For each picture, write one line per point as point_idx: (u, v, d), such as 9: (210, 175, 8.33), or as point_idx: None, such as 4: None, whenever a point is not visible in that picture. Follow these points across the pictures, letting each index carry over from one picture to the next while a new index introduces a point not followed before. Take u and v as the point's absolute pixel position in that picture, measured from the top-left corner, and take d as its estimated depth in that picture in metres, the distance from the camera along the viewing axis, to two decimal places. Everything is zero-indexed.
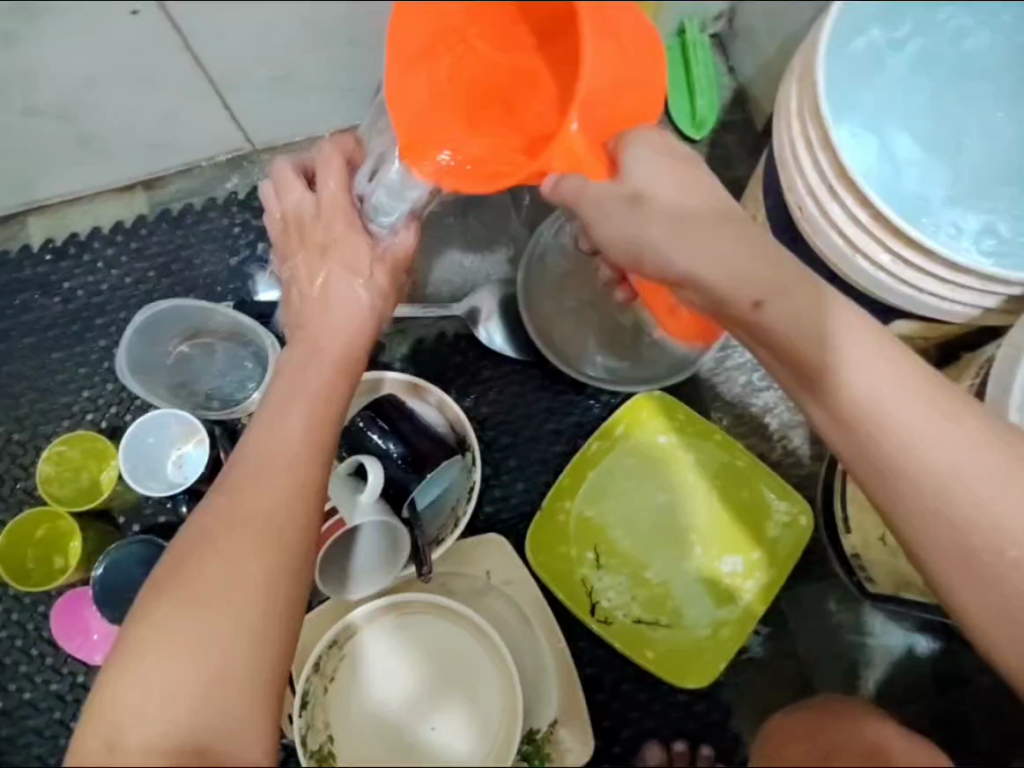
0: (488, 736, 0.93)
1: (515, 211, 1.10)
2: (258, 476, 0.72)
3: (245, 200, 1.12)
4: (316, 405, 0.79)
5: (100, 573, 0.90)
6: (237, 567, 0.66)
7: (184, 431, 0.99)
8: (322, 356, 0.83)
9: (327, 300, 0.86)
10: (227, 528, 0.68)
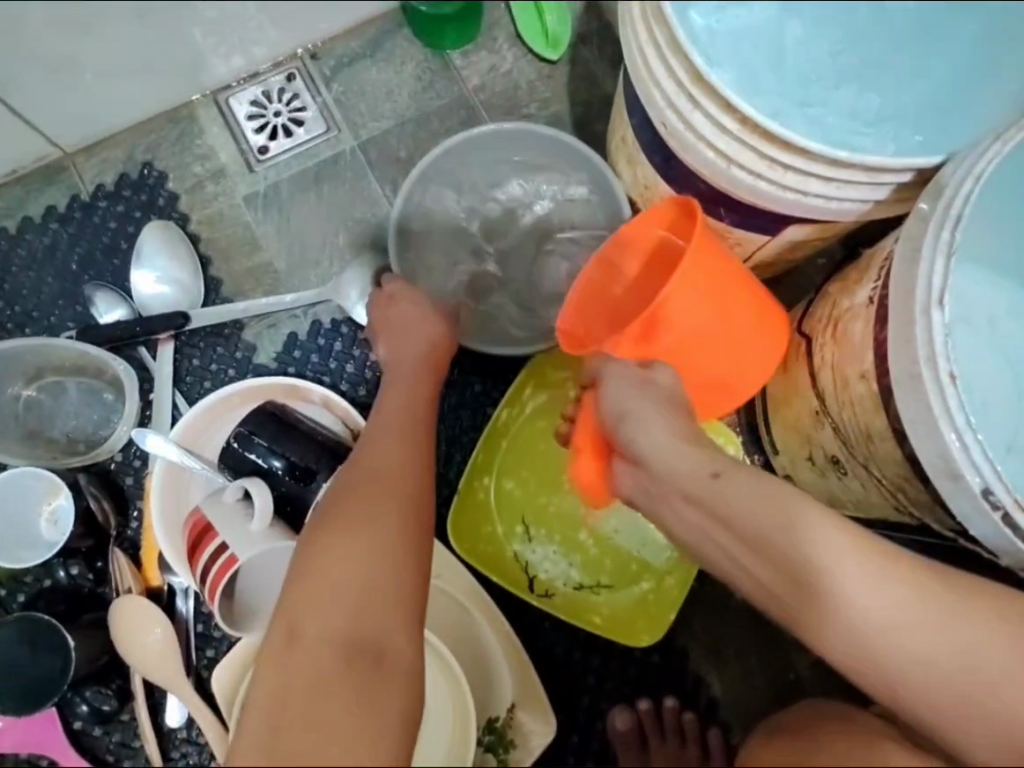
0: (443, 735, 0.89)
1: (373, 173, 1.01)
2: (382, 435, 0.70)
3: (67, 212, 0.98)
4: (423, 354, 0.80)
5: None
6: (385, 488, 0.64)
7: (47, 489, 0.89)
8: (417, 343, 0.81)
9: (407, 326, 0.82)
10: (366, 464, 0.66)
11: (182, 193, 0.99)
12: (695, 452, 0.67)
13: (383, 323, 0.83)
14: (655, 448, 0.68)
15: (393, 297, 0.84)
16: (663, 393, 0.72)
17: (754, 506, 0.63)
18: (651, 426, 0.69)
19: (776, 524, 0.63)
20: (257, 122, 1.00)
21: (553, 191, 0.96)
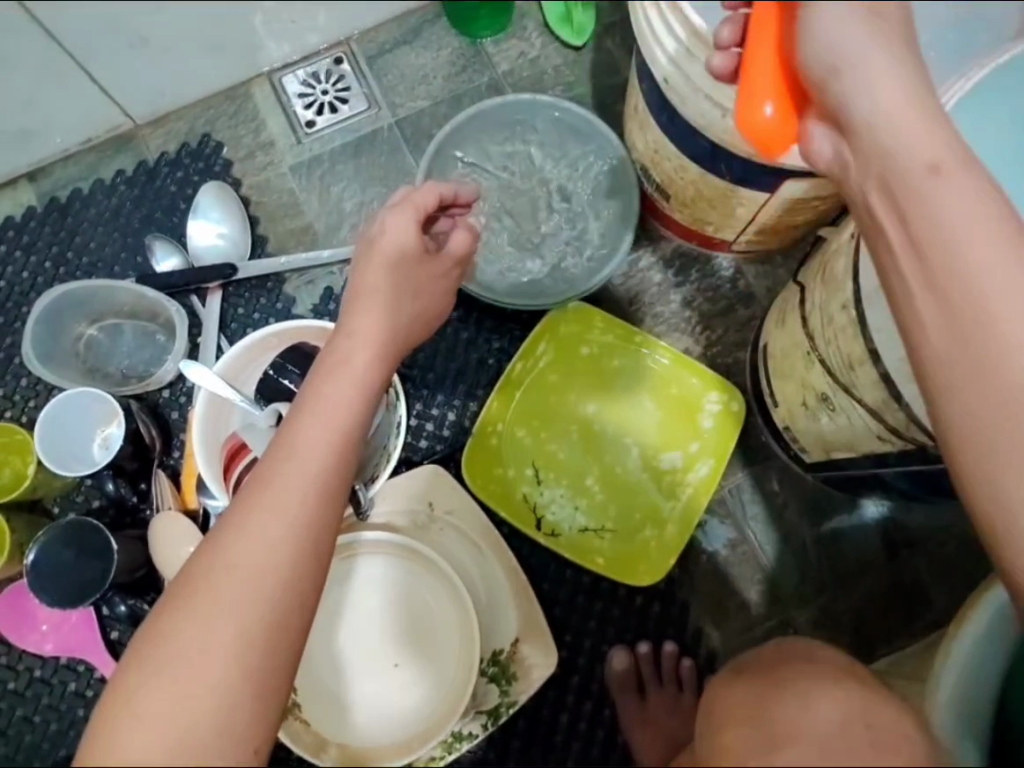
0: (447, 670, 0.94)
1: (408, 149, 1.12)
2: (262, 503, 0.60)
3: (133, 176, 1.09)
4: (356, 379, 0.69)
5: (30, 558, 0.87)
6: (225, 603, 0.55)
7: (103, 414, 0.96)
8: (354, 355, 0.70)
9: (369, 303, 0.72)
10: (219, 555, 0.57)
11: (236, 161, 1.11)
12: (911, 108, 0.56)
13: (376, 268, 0.74)
14: (885, 111, 0.55)
15: (376, 245, 0.75)
16: (888, 22, 0.54)
17: (951, 193, 0.57)
18: (885, 70, 0.54)
19: (955, 199, 0.57)
20: (306, 100, 1.12)
21: (572, 168, 1.06)
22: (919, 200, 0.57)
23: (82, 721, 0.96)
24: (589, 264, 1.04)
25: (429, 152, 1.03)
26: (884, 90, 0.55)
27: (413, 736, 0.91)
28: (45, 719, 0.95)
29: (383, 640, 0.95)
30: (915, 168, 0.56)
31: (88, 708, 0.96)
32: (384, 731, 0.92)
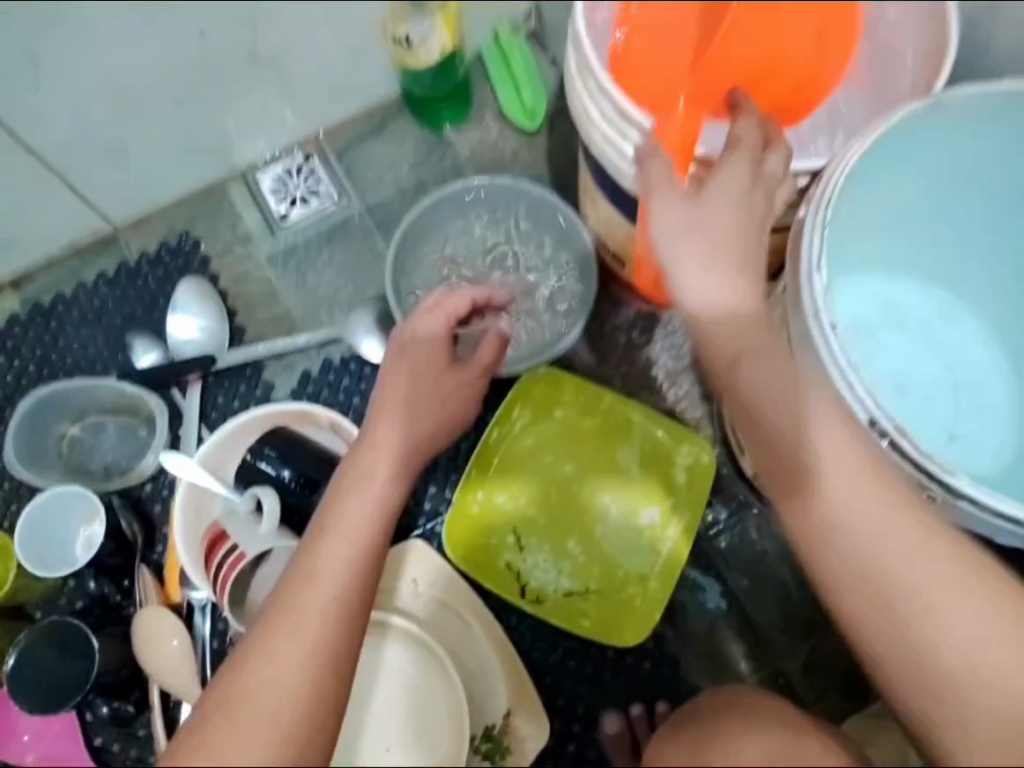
0: (436, 754, 0.91)
1: (379, 234, 1.18)
2: (281, 636, 0.66)
3: (114, 277, 1.14)
4: (365, 517, 0.76)
5: (9, 665, 0.86)
6: (248, 724, 0.61)
7: (86, 515, 0.97)
8: (381, 467, 0.80)
9: (398, 412, 0.84)
10: (239, 687, 0.63)
11: (213, 256, 1.16)
12: (735, 297, 0.69)
13: (395, 385, 0.86)
14: (713, 302, 0.69)
15: (405, 355, 0.87)
16: (712, 229, 0.70)
17: (770, 378, 0.68)
18: (716, 278, 0.69)
19: (782, 392, 0.67)
20: (279, 195, 1.18)
21: (532, 243, 1.11)
22: (751, 387, 0.68)
23: None
24: (555, 332, 1.08)
25: (396, 235, 1.08)
26: (719, 316, 0.69)
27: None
28: None
29: (367, 725, 0.92)
30: (727, 367, 0.69)
31: None
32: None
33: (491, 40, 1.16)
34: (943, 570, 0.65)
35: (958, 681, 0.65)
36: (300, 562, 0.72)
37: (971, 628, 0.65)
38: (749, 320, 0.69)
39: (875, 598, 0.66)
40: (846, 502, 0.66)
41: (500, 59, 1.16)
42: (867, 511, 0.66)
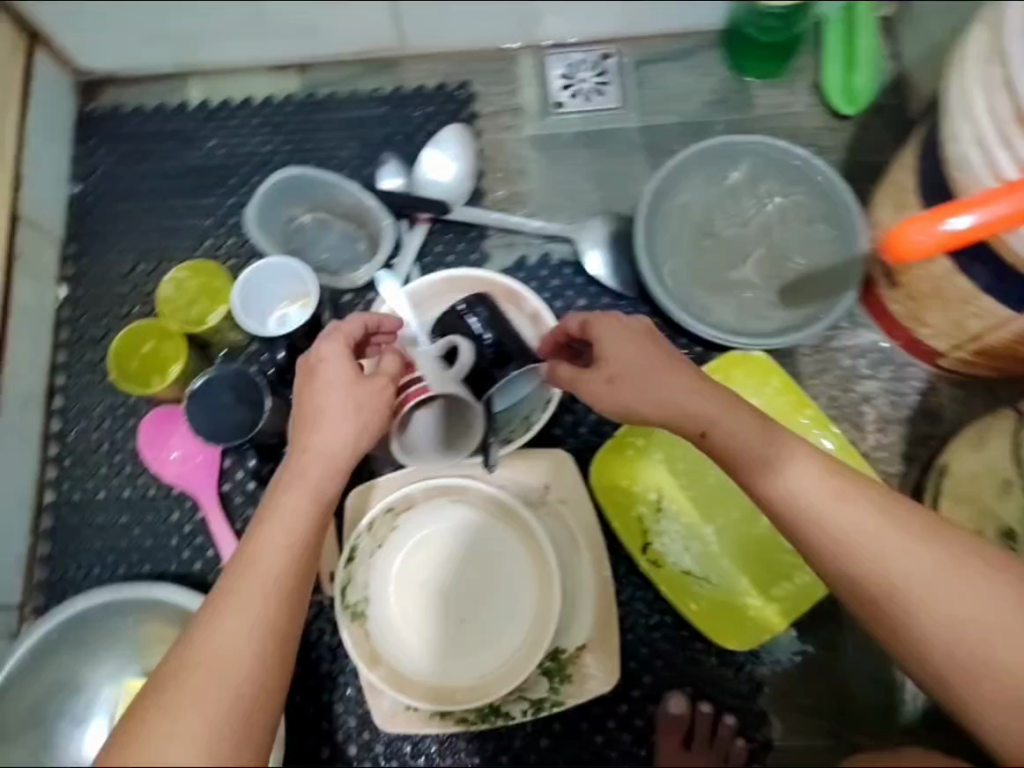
0: (507, 643, 0.93)
1: (643, 157, 1.16)
2: (220, 619, 0.59)
3: (388, 96, 1.16)
4: (310, 493, 0.67)
5: (196, 385, 0.94)
6: (196, 692, 0.56)
7: (297, 293, 1.01)
8: (308, 469, 0.68)
9: (320, 421, 0.70)
10: (188, 657, 0.58)
11: (482, 115, 1.16)
12: (690, 389, 0.74)
13: (308, 407, 0.71)
14: (650, 404, 0.75)
15: (319, 374, 0.72)
16: (623, 358, 0.76)
17: (741, 430, 0.72)
18: (657, 388, 0.74)
19: (739, 444, 0.72)
20: (565, 83, 1.17)
21: (796, 227, 1.07)
22: (731, 446, 0.72)
23: (171, 550, 1.01)
24: (777, 323, 1.04)
25: (670, 164, 1.05)
26: (669, 410, 0.74)
27: (477, 685, 0.91)
28: (139, 537, 1.01)
29: (445, 587, 0.95)
30: (697, 438, 0.74)
31: (178, 542, 1.01)
32: (446, 674, 0.92)
33: (841, 10, 1.14)
34: (924, 551, 0.66)
35: (968, 660, 0.65)
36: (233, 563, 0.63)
37: (955, 595, 0.65)
38: (692, 396, 0.73)
39: (844, 571, 0.68)
40: (809, 488, 0.69)
41: (840, 30, 1.14)
42: (823, 496, 0.68)
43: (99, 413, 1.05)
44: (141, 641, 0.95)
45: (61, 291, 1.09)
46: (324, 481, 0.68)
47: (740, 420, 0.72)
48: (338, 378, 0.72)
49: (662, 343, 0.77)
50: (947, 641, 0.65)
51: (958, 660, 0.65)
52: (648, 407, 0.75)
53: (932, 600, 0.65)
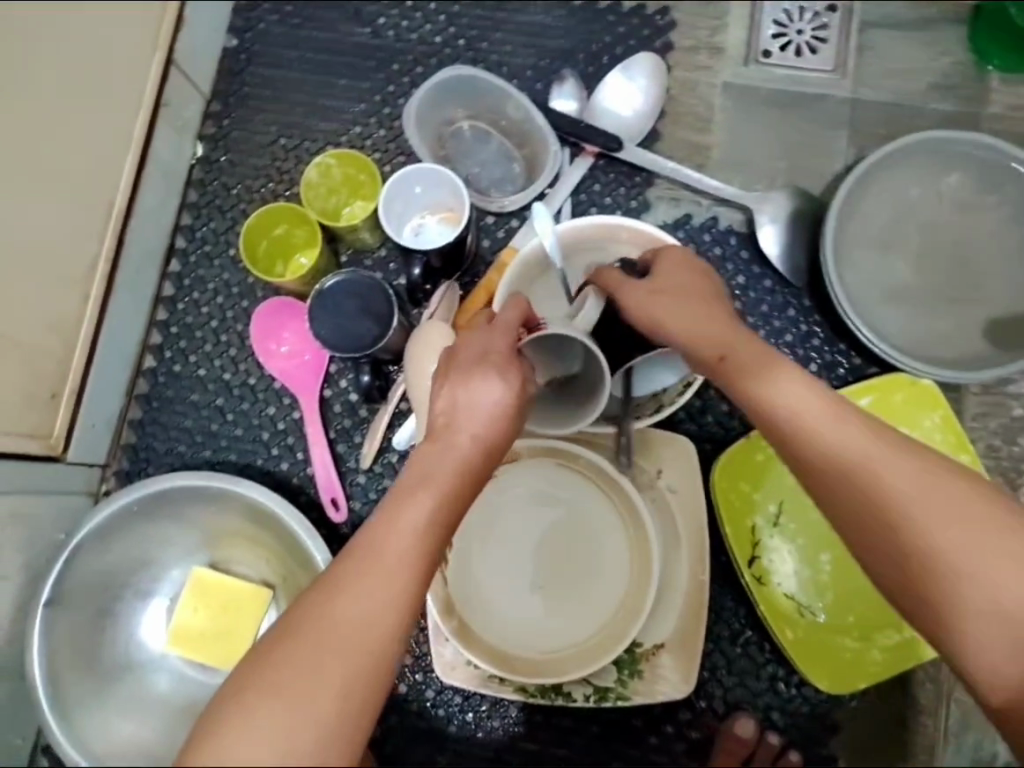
0: (586, 623, 0.87)
1: (846, 131, 1.01)
2: (354, 579, 0.54)
3: (579, 7, 1.04)
4: (463, 460, 0.60)
5: (325, 284, 0.89)
6: (324, 653, 0.51)
7: (443, 212, 0.95)
8: (460, 450, 0.61)
9: (474, 404, 0.61)
10: (321, 629, 0.52)
11: (676, 49, 1.04)
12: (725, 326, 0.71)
13: (455, 388, 0.63)
14: (688, 332, 0.71)
15: (472, 357, 0.64)
16: (673, 282, 0.75)
17: (743, 352, 0.68)
18: (680, 316, 0.72)
19: (742, 366, 0.67)
20: (777, 32, 1.04)
21: (1006, 250, 0.93)
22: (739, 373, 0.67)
23: (260, 443, 0.97)
24: (958, 353, 0.91)
25: (885, 148, 0.93)
26: (699, 341, 0.71)
27: (545, 661, 0.85)
28: (231, 423, 0.98)
29: (532, 550, 0.89)
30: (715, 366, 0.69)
31: (270, 438, 0.97)
32: (515, 642, 0.87)
33: None
34: (910, 477, 0.59)
35: (927, 571, 0.58)
36: (373, 536, 0.56)
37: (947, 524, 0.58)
38: (722, 329, 0.70)
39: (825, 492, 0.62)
40: (792, 406, 0.63)
41: None
42: (803, 409, 0.63)
43: (213, 287, 1.01)
44: (213, 530, 0.94)
45: (198, 149, 1.03)
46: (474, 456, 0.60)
47: (752, 349, 0.68)
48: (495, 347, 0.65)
49: (716, 284, 0.75)
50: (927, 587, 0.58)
51: (937, 609, 0.58)
52: (679, 334, 0.72)
53: (900, 504, 0.59)
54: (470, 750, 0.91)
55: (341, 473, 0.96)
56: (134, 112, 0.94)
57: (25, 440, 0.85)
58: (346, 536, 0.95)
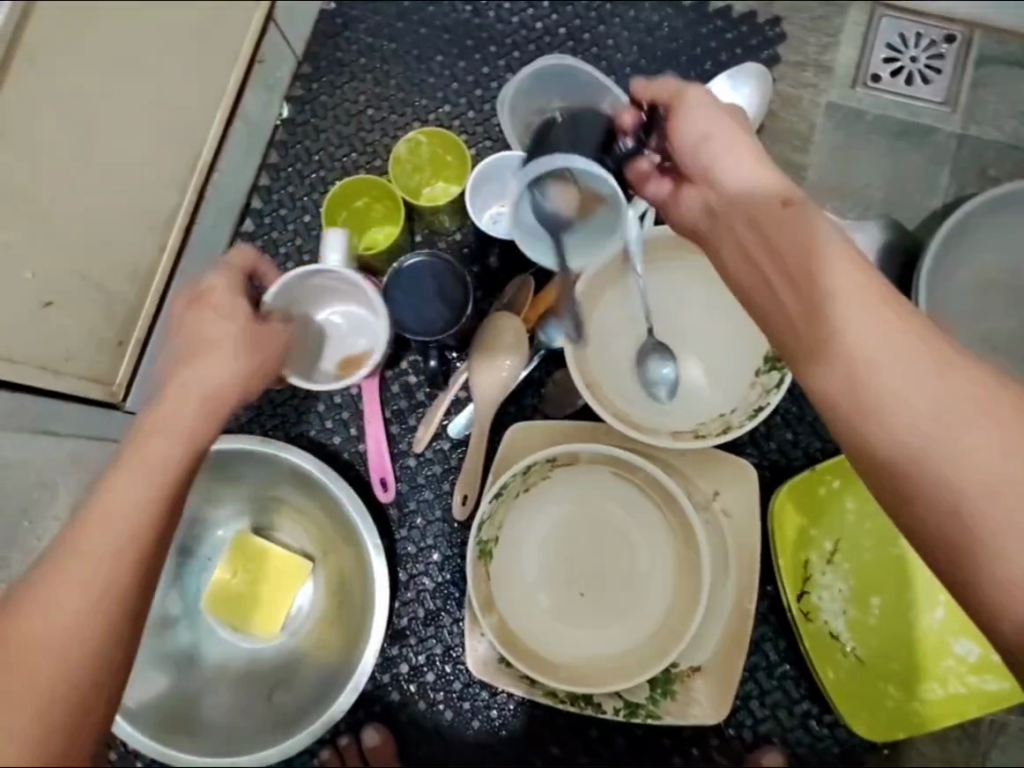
0: (623, 636, 0.86)
1: (948, 167, 0.98)
2: (54, 575, 0.53)
3: (688, 8, 1.02)
4: (185, 424, 0.62)
5: (401, 264, 0.87)
6: (32, 648, 0.51)
7: (575, 199, 0.78)
8: (184, 409, 0.62)
9: (206, 351, 0.65)
10: (12, 636, 0.51)
11: (782, 62, 1.01)
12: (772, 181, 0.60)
13: (185, 345, 0.66)
14: (737, 174, 0.61)
15: (201, 302, 0.68)
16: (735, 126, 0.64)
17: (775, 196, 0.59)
18: (741, 161, 0.61)
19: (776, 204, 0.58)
20: (889, 57, 1.01)
21: None
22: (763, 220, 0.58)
23: (314, 414, 0.97)
24: None
25: (993, 190, 0.90)
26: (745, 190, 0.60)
27: (580, 670, 0.84)
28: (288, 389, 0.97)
29: (576, 555, 0.87)
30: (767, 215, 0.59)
31: (325, 408, 0.97)
32: (552, 646, 0.85)
33: None
34: (952, 412, 0.50)
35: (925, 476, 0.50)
36: (82, 516, 0.56)
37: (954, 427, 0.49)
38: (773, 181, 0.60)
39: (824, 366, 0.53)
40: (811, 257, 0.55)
41: None
42: (818, 264, 0.55)
43: (283, 250, 0.98)
44: (259, 493, 0.93)
45: (283, 110, 1.01)
46: (195, 408, 0.63)
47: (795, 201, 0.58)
48: (232, 310, 0.68)
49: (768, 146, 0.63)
50: (939, 546, 0.50)
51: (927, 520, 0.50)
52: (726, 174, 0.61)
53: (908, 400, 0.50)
54: (491, 747, 0.91)
55: (392, 454, 0.96)
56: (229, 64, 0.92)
57: (88, 385, 0.84)
58: (390, 518, 0.94)
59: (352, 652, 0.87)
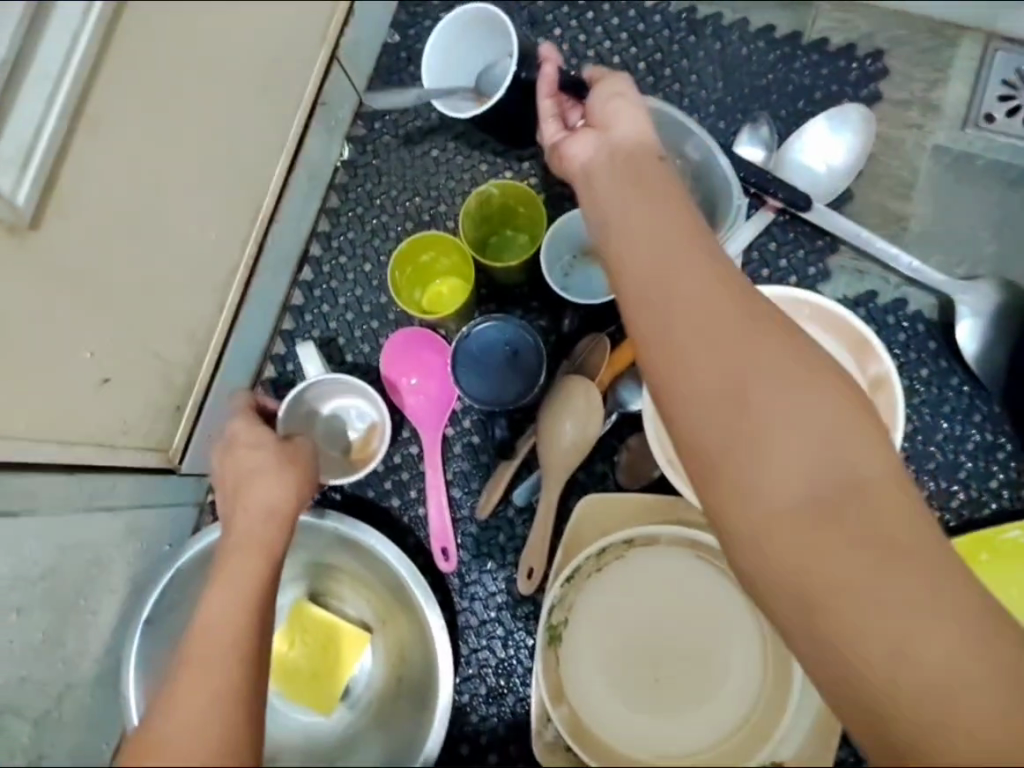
0: (702, 732, 0.80)
1: None
2: (170, 702, 0.51)
3: (778, 39, 0.93)
4: (260, 539, 0.63)
5: (473, 330, 0.83)
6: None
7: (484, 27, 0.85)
8: (251, 527, 0.64)
9: (254, 480, 0.68)
10: None
11: (883, 99, 0.92)
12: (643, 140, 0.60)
13: (238, 481, 0.68)
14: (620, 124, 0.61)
15: (233, 445, 0.71)
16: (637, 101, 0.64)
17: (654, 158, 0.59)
18: (628, 121, 0.62)
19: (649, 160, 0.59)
20: (1005, 92, 0.91)
21: None
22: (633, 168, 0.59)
23: (373, 476, 0.92)
24: None
25: None
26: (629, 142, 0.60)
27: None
28: None
29: (651, 641, 0.82)
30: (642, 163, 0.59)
31: (384, 469, 0.92)
32: (625, 742, 0.79)
33: None
34: (765, 368, 0.49)
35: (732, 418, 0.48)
36: (184, 651, 0.54)
37: (768, 383, 0.48)
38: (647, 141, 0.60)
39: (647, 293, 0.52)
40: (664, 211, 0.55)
41: None
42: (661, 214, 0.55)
43: (343, 300, 0.93)
44: (318, 560, 0.89)
45: (344, 151, 0.95)
46: (258, 523, 0.64)
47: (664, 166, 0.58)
48: (261, 437, 0.72)
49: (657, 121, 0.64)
50: (721, 487, 0.48)
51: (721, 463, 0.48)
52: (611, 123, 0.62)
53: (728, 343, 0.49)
54: None
55: (454, 520, 0.90)
56: (291, 109, 0.87)
57: (147, 455, 0.80)
58: (451, 588, 0.90)
59: (413, 734, 0.81)
